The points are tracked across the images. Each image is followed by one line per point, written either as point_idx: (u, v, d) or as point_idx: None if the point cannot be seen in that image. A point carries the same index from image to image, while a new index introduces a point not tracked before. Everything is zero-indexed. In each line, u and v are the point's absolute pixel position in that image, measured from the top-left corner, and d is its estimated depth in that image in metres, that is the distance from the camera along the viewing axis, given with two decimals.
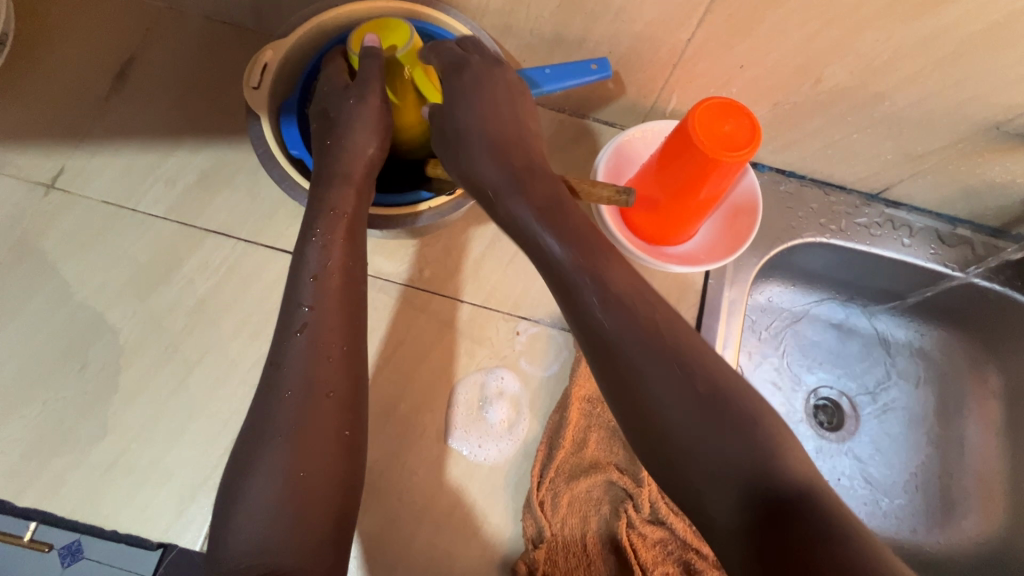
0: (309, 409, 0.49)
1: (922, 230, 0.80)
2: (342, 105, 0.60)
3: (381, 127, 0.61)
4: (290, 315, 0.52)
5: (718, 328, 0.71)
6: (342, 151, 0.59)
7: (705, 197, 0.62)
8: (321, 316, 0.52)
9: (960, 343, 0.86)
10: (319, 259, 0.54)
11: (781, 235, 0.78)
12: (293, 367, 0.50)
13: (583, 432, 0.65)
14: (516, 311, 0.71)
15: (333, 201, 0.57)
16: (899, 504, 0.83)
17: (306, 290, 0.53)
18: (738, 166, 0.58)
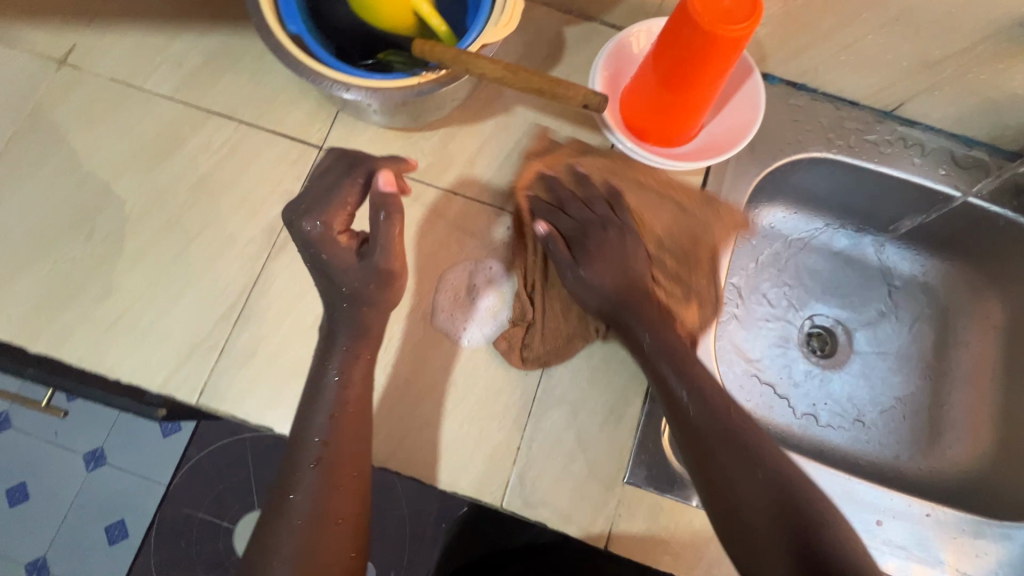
0: (317, 534, 0.50)
1: (936, 151, 0.77)
2: (367, 286, 0.55)
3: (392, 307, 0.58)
4: (300, 449, 0.54)
5: (710, 235, 0.71)
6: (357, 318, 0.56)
7: (702, 84, 0.61)
8: (325, 459, 0.53)
9: (965, 274, 0.85)
10: (335, 398, 0.56)
11: (786, 147, 0.76)
12: (307, 484, 0.52)
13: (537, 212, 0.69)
14: (508, 206, 0.71)
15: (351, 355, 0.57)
16: (884, 431, 0.83)
17: (320, 423, 0.55)
18: (735, 50, 0.57)
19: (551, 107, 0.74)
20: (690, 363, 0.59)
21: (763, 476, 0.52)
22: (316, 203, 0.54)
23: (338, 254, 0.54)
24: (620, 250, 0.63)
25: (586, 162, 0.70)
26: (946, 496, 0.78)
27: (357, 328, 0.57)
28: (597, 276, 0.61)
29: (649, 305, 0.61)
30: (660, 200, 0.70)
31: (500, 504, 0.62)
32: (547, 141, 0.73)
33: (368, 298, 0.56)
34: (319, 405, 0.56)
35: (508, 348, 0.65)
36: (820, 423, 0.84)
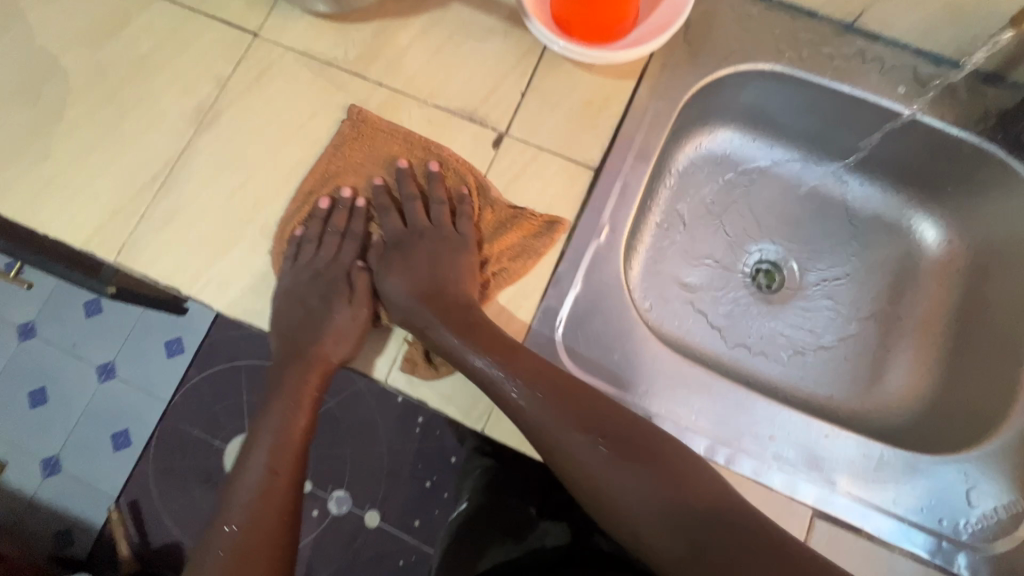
0: (268, 497, 0.60)
1: (897, 67, 0.71)
2: (323, 316, 0.66)
3: (350, 339, 0.65)
4: (266, 422, 0.64)
5: (634, 139, 0.69)
6: (326, 329, 0.65)
7: None
8: (282, 428, 0.63)
9: (929, 211, 0.80)
10: (286, 403, 0.64)
11: (730, 56, 0.72)
12: (266, 441, 0.62)
13: (323, 282, 0.68)
14: (431, 100, 0.71)
15: (290, 381, 0.65)
16: (821, 370, 0.79)
17: (275, 415, 0.64)
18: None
19: (486, 5, 0.73)
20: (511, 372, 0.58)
21: (617, 448, 0.56)
22: (305, 245, 0.68)
23: (333, 291, 0.68)
24: (436, 251, 0.67)
25: (369, 146, 0.70)
26: (874, 436, 0.74)
27: (304, 358, 0.66)
28: (402, 291, 0.66)
29: (463, 298, 0.64)
30: (548, 84, 0.71)
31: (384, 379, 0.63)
32: (477, 37, 0.72)
33: (336, 330, 0.65)
34: (275, 400, 0.65)
35: (413, 366, 0.64)
36: (751, 356, 0.80)
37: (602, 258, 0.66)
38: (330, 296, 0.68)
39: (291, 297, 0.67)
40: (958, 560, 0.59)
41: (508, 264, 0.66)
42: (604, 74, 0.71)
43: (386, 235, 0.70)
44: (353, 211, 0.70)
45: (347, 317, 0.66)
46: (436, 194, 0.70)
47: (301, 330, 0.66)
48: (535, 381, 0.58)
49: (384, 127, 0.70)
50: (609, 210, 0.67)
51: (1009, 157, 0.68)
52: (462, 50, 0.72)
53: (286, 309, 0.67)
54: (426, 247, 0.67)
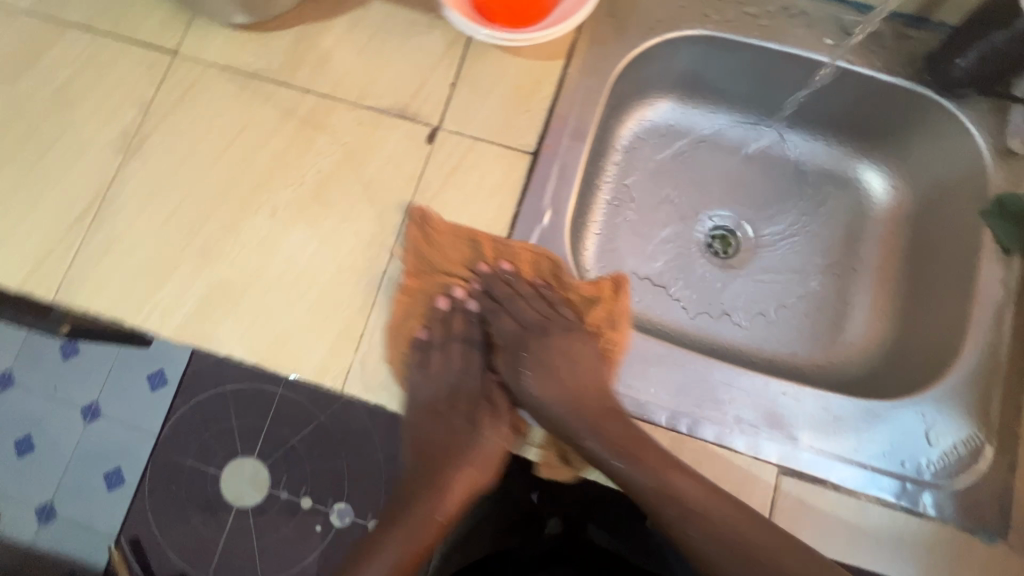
0: None
1: (822, 18, 0.71)
2: (450, 434, 0.68)
3: (492, 464, 0.68)
4: (410, 527, 0.66)
5: (568, 119, 0.69)
6: (476, 448, 0.67)
7: None
8: (416, 533, 0.66)
9: (872, 160, 0.80)
10: (428, 510, 0.67)
11: (656, 25, 0.72)
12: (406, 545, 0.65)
13: (451, 396, 0.70)
14: (361, 101, 0.70)
15: (437, 495, 0.67)
16: (783, 328, 0.79)
17: (411, 518, 0.66)
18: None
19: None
20: (667, 489, 0.59)
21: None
22: (432, 353, 0.68)
23: (480, 407, 0.70)
24: (560, 355, 0.67)
25: (438, 246, 0.65)
26: (836, 387, 0.75)
27: (445, 482, 0.67)
28: (553, 401, 0.66)
29: (589, 399, 0.63)
30: (476, 72, 0.70)
31: (340, 388, 0.62)
32: (400, 32, 0.71)
33: (487, 451, 0.68)
34: (416, 508, 0.67)
35: (550, 465, 0.66)
36: (713, 323, 0.80)
37: (548, 243, 0.66)
38: (472, 413, 0.70)
39: (423, 419, 0.68)
40: (924, 500, 0.59)
41: (613, 333, 0.65)
42: (531, 57, 0.71)
43: (503, 336, 0.70)
44: (458, 312, 0.69)
45: (496, 439, 0.68)
46: (532, 293, 0.68)
47: (459, 452, 0.68)
48: (681, 500, 0.58)
49: (449, 229, 0.65)
50: (550, 194, 0.67)
51: (940, 98, 0.69)
52: (387, 47, 0.71)
53: (429, 436, 0.68)
54: (550, 350, 0.68)
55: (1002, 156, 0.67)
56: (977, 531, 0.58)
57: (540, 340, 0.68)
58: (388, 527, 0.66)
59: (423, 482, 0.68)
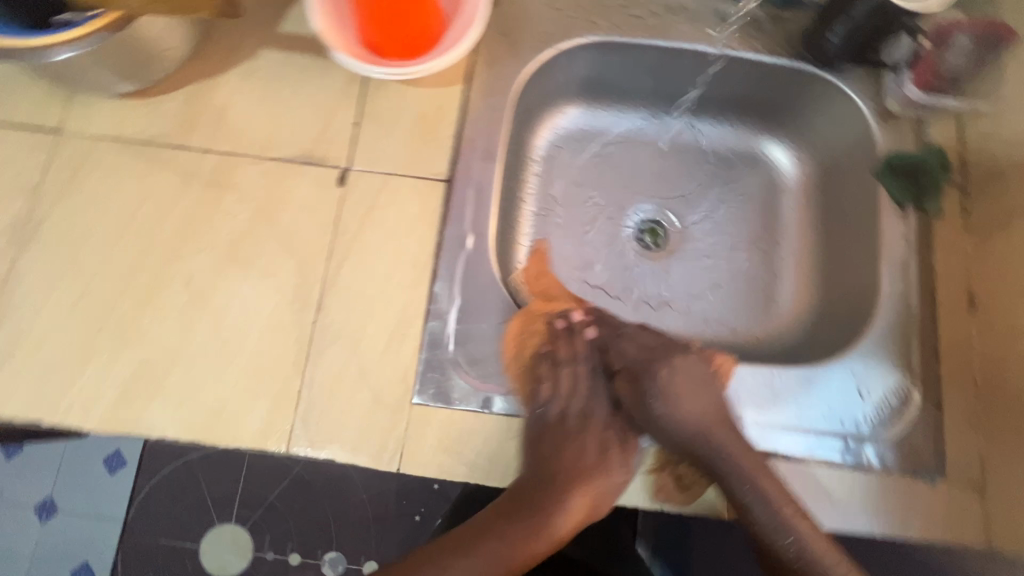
0: None
1: (702, 12, 0.74)
2: (560, 456, 0.64)
3: (603, 496, 0.62)
4: (505, 550, 0.59)
5: (477, 142, 0.69)
6: (602, 478, 0.63)
7: None
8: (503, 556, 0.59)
9: (777, 135, 0.84)
10: (524, 532, 0.60)
11: (548, 38, 0.73)
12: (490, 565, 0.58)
13: (575, 431, 0.67)
14: (264, 153, 0.68)
15: (542, 520, 0.61)
16: (719, 308, 0.82)
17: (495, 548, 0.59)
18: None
19: (295, 45, 0.71)
20: (785, 533, 0.58)
21: None
22: (558, 371, 0.68)
23: (608, 435, 0.67)
24: (677, 380, 0.66)
25: None
26: (775, 357, 0.78)
27: (557, 505, 0.63)
28: (723, 441, 0.61)
29: (716, 417, 0.63)
30: (377, 108, 0.70)
31: (285, 449, 0.60)
32: (294, 79, 0.70)
33: (609, 482, 0.62)
34: (512, 531, 0.60)
35: (666, 496, 0.61)
36: (654, 314, 0.82)
37: (475, 267, 0.66)
38: (603, 439, 0.67)
39: (551, 442, 0.64)
40: (867, 453, 0.62)
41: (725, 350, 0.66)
42: (430, 85, 0.71)
43: (628, 364, 0.69)
44: (578, 336, 0.70)
45: (623, 473, 0.63)
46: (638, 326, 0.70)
47: (588, 477, 0.63)
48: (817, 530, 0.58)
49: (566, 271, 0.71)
50: (470, 218, 0.67)
51: (821, 71, 0.73)
52: (282, 95, 0.70)
53: (549, 461, 0.63)
54: (692, 380, 0.66)
55: (884, 118, 0.71)
56: (918, 473, 0.61)
57: (673, 370, 0.67)
58: (496, 533, 0.60)
59: (540, 501, 0.62)
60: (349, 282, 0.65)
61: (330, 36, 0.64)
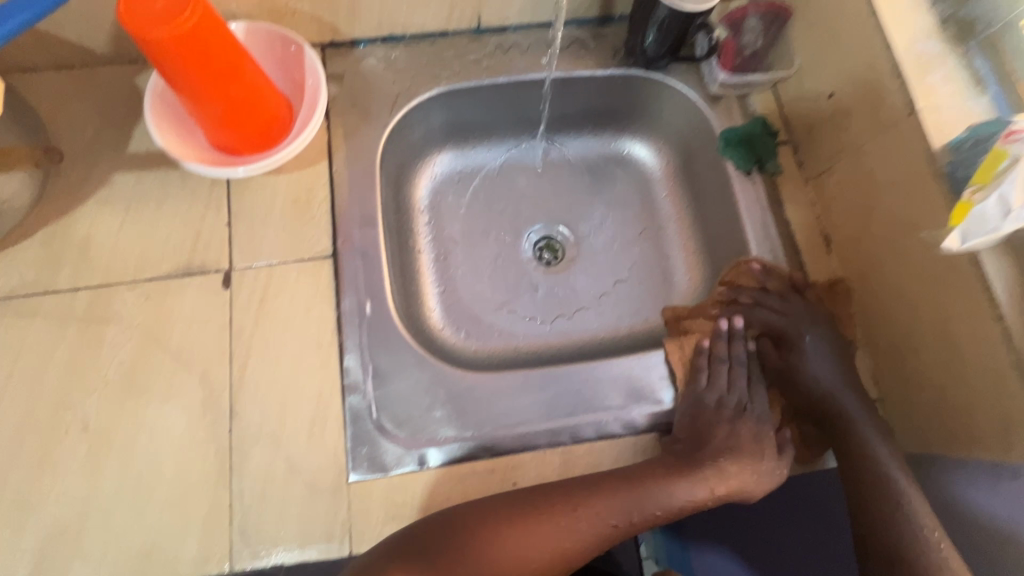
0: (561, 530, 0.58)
1: (532, 44, 0.80)
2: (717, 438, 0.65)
3: (767, 472, 0.64)
4: (597, 524, 0.59)
5: (352, 211, 0.71)
6: (758, 464, 0.64)
7: (217, 75, 0.59)
8: (592, 532, 0.59)
9: (635, 134, 0.91)
10: (688, 488, 0.62)
11: (397, 98, 0.77)
12: (574, 537, 0.58)
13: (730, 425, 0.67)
14: (138, 275, 0.67)
15: (694, 489, 0.62)
16: (628, 302, 0.86)
17: (665, 496, 0.61)
18: (191, 7, 0.53)
19: (147, 163, 0.71)
20: (893, 501, 0.58)
21: None
22: (715, 365, 0.69)
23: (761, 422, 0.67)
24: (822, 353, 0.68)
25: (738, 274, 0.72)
26: None
27: (710, 470, 0.64)
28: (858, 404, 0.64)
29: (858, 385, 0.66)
30: (245, 204, 0.70)
31: (229, 568, 0.58)
32: (155, 196, 0.70)
33: (760, 470, 0.64)
34: (670, 487, 0.61)
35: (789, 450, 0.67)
36: (572, 324, 0.85)
37: (379, 330, 0.67)
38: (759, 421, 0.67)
39: (705, 422, 0.66)
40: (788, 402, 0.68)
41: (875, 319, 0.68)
42: (294, 168, 0.72)
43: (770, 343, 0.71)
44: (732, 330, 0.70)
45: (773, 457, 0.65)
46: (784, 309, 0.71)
47: (738, 451, 0.65)
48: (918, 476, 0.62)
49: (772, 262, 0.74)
50: (365, 286, 0.68)
51: (649, 72, 0.81)
52: (145, 214, 0.69)
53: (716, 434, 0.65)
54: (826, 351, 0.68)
55: (712, 101, 0.79)
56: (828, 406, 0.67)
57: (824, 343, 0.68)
58: (566, 506, 0.58)
59: (677, 471, 0.63)
60: (259, 379, 0.64)
61: (185, 151, 0.65)
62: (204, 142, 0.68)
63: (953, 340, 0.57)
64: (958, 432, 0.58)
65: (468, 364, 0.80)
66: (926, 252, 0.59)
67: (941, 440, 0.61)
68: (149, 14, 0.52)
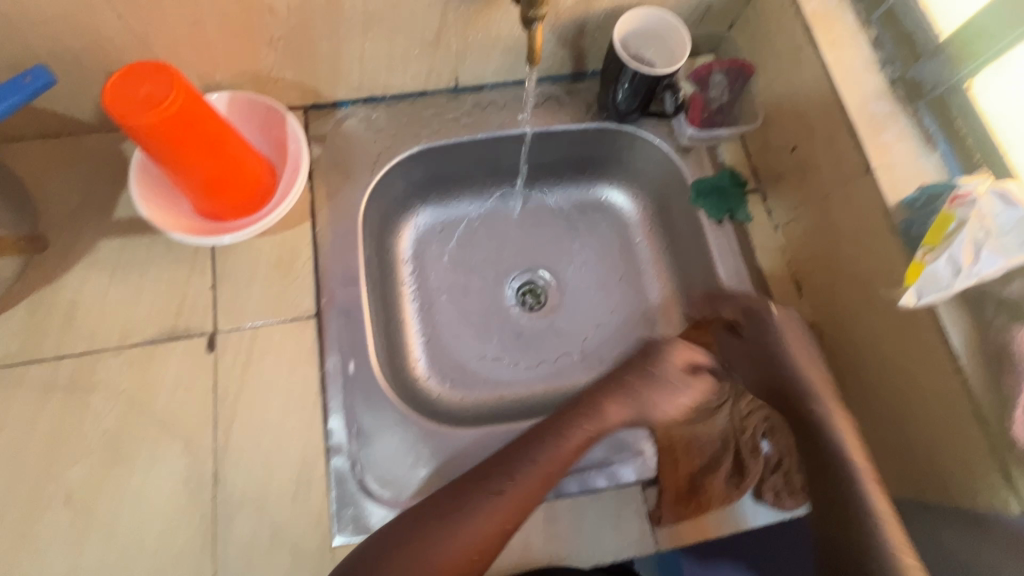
0: (483, 515, 0.55)
1: (509, 101, 0.83)
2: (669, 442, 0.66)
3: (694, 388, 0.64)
4: (479, 508, 0.56)
5: (336, 271, 0.73)
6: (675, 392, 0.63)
7: (201, 150, 0.61)
8: (483, 514, 0.55)
9: (612, 180, 0.93)
10: (574, 429, 0.61)
11: (379, 157, 0.79)
12: (467, 535, 0.54)
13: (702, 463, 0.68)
14: (123, 341, 0.67)
15: (576, 428, 0.61)
16: (610, 346, 0.88)
17: (550, 447, 0.60)
18: (174, 93, 0.55)
19: (133, 229, 0.72)
20: (842, 484, 0.59)
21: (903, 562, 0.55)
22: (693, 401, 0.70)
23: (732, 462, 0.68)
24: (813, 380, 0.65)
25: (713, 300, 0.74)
26: None
27: (596, 411, 0.63)
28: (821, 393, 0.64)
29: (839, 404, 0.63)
30: (230, 267, 0.72)
31: None
32: (141, 260, 0.71)
33: (677, 401, 0.63)
34: (553, 441, 0.60)
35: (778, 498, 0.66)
36: (555, 369, 0.87)
37: (364, 389, 0.68)
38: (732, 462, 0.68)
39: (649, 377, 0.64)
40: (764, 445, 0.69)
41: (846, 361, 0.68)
42: (278, 230, 0.74)
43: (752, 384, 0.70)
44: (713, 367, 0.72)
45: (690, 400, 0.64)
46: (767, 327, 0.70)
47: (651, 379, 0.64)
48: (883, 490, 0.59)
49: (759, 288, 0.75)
50: (349, 345, 0.69)
51: (622, 125, 0.84)
52: (130, 279, 0.70)
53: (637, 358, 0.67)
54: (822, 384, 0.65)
55: (683, 152, 0.81)
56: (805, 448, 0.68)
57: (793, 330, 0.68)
58: (488, 489, 0.57)
59: (541, 431, 0.61)
60: (243, 442, 0.64)
61: (171, 220, 0.66)
62: (189, 209, 0.69)
63: (916, 386, 0.59)
64: (928, 478, 0.59)
65: (453, 414, 0.81)
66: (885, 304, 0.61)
67: (912, 490, 0.61)
68: (132, 99, 0.54)
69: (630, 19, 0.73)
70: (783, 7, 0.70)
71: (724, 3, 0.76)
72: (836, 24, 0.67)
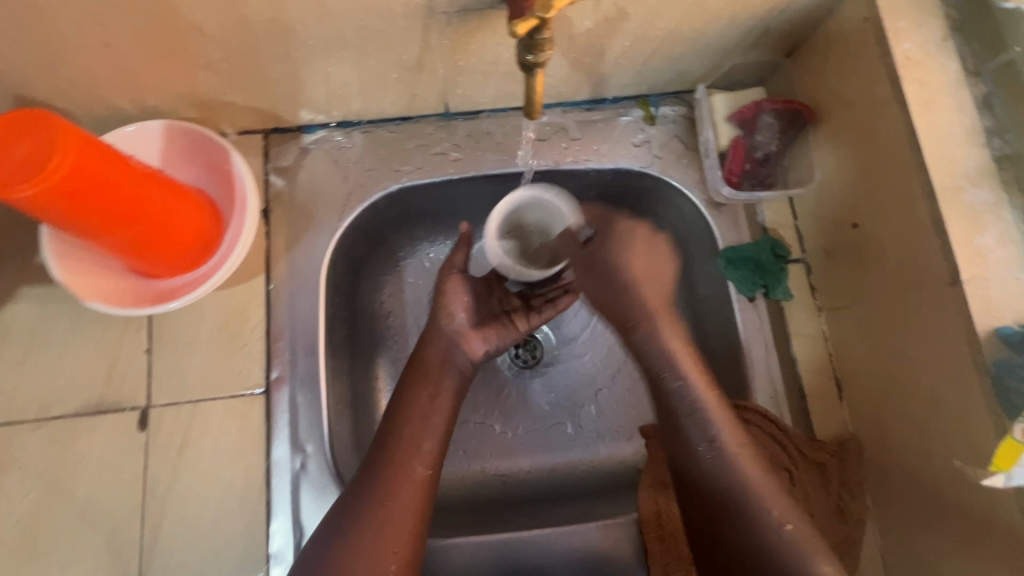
0: (391, 451, 0.54)
1: (508, 133, 0.69)
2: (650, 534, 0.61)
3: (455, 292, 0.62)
4: (400, 441, 0.55)
5: (287, 339, 0.62)
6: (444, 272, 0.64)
7: (113, 214, 0.50)
8: (390, 458, 0.54)
9: None
10: (438, 341, 0.61)
11: (349, 198, 0.67)
12: (384, 491, 0.52)
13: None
14: (44, 413, 0.59)
15: (430, 336, 0.62)
16: (611, 422, 0.75)
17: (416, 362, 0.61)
18: (59, 150, 0.44)
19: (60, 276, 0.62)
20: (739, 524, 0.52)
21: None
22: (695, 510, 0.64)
23: None
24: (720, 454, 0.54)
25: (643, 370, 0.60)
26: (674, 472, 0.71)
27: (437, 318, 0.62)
28: (709, 416, 0.55)
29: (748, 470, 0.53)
30: (169, 329, 0.61)
31: None
32: (67, 315, 0.61)
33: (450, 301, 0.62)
34: (423, 362, 0.60)
35: None
36: (544, 444, 0.74)
37: (314, 486, 0.59)
38: None
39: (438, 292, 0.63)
40: None
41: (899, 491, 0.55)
42: (226, 285, 0.63)
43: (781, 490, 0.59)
44: None
45: (462, 293, 0.63)
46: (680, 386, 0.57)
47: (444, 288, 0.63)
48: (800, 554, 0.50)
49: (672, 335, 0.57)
50: (302, 431, 0.60)
51: (644, 167, 0.69)
52: (55, 338, 0.61)
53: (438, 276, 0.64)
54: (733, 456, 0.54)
55: (715, 208, 0.68)
56: None
57: (634, 228, 0.59)
58: (393, 422, 0.56)
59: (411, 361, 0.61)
60: (174, 539, 0.56)
61: (100, 294, 0.56)
62: (127, 271, 0.59)
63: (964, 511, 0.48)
64: None
65: None
66: (957, 466, 0.49)
67: None
68: (10, 164, 0.44)
69: (502, 210, 0.68)
70: (863, 43, 0.54)
71: (786, 28, 0.59)
72: (934, 74, 0.51)
